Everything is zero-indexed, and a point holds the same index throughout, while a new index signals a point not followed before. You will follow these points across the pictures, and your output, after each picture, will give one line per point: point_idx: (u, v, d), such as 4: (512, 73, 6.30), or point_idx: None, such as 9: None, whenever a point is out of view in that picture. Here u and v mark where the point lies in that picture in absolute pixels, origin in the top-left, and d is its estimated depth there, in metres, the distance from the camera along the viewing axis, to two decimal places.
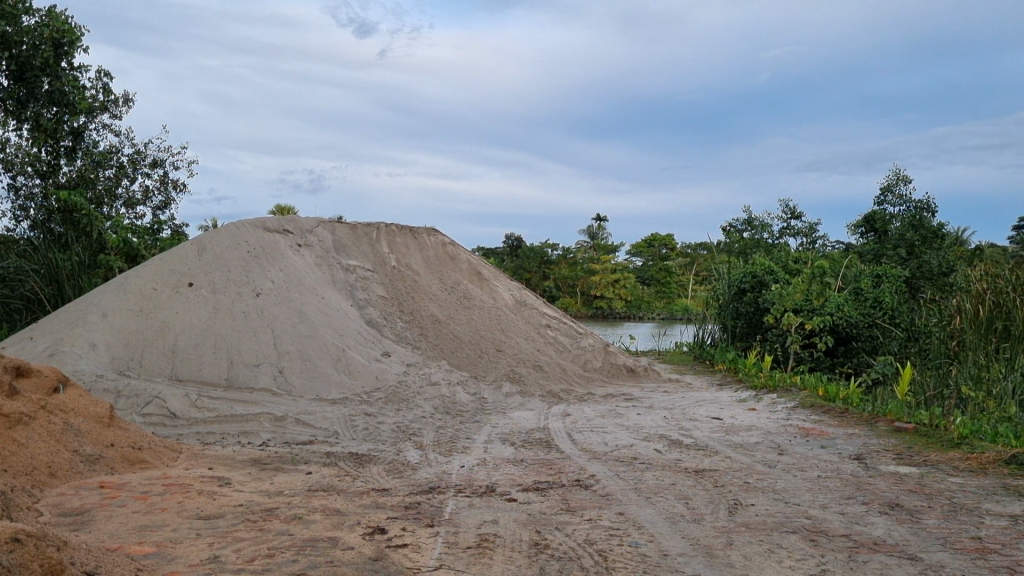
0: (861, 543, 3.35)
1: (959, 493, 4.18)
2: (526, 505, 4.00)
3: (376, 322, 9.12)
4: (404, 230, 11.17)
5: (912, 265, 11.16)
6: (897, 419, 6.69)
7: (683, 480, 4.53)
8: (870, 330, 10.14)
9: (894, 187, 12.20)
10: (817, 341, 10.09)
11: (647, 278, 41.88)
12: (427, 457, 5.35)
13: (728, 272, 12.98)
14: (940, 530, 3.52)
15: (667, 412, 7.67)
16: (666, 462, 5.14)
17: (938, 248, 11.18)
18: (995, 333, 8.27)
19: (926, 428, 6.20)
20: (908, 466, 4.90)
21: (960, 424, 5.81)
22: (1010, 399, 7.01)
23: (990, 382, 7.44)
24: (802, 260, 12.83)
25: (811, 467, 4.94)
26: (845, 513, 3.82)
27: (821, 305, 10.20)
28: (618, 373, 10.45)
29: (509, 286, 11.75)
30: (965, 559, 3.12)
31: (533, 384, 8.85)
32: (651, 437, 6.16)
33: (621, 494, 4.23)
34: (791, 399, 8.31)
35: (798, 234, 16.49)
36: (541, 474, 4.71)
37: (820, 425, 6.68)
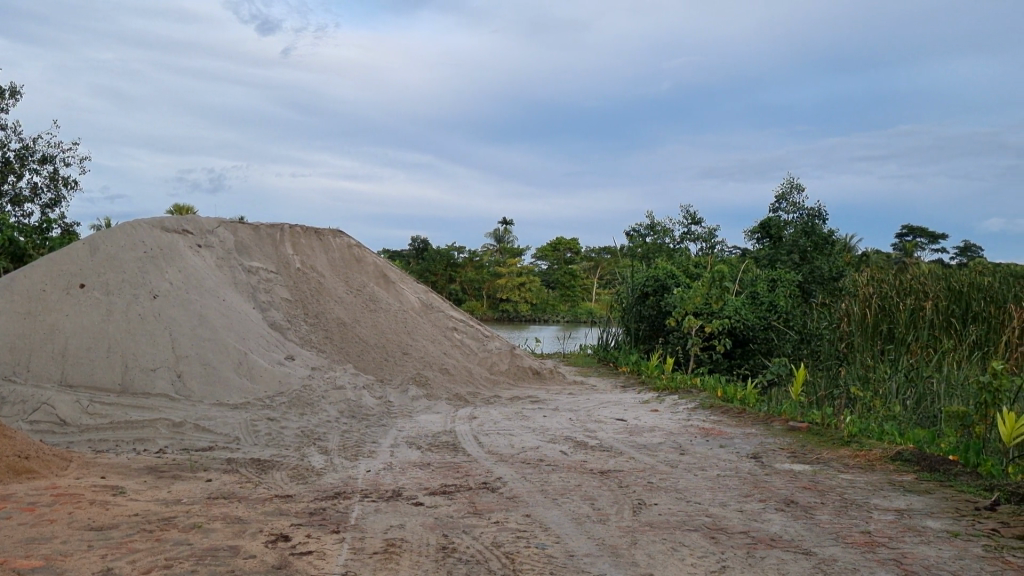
0: (758, 539, 3.47)
1: (849, 489, 4.36)
2: (433, 508, 3.99)
3: (279, 325, 8.94)
4: (308, 232, 10.99)
5: (805, 270, 11.62)
6: (791, 418, 6.96)
7: (588, 481, 4.60)
8: (766, 333, 10.49)
9: (788, 196, 12.65)
10: (716, 343, 10.41)
11: (552, 281, 42.30)
12: (332, 462, 5.27)
13: (631, 275, 13.24)
14: (832, 525, 3.67)
15: (572, 414, 7.77)
16: (571, 463, 5.21)
17: (828, 254, 11.67)
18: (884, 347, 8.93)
19: (818, 427, 6.46)
20: (802, 463, 5.09)
21: (849, 423, 6.08)
22: (895, 399, 7.37)
23: (876, 383, 7.86)
24: (702, 265, 13.18)
25: (711, 466, 5.08)
26: (743, 510, 3.94)
27: (720, 308, 10.51)
28: (524, 375, 10.52)
29: (415, 289, 11.69)
30: (856, 552, 3.26)
31: (439, 387, 8.82)
32: (557, 439, 6.23)
33: (527, 495, 4.26)
34: (691, 400, 8.54)
35: (698, 239, 16.94)
36: (449, 477, 4.71)
37: (719, 425, 6.89)
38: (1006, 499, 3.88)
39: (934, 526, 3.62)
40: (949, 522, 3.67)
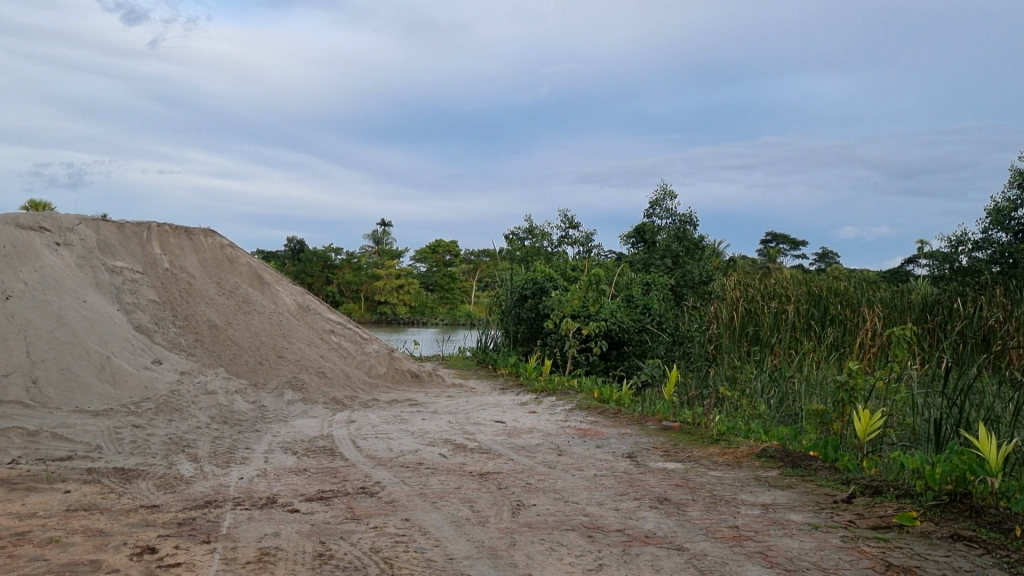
0: (633, 536, 3.55)
1: (719, 485, 4.52)
2: (309, 515, 3.90)
3: (146, 328, 8.56)
4: (178, 231, 10.57)
5: (677, 274, 11.97)
6: (664, 417, 7.17)
7: (467, 484, 4.60)
8: (640, 335, 10.74)
9: (661, 202, 13.04)
10: (592, 345, 10.61)
11: (431, 284, 42.22)
12: (202, 470, 5.08)
13: (510, 278, 13.34)
14: (702, 521, 3.80)
15: (451, 416, 7.77)
16: (450, 466, 5.20)
17: (699, 259, 12.08)
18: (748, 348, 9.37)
19: (689, 425, 6.68)
20: (674, 462, 5.25)
21: (719, 421, 6.31)
22: (760, 398, 7.69)
23: (744, 383, 8.19)
24: (579, 268, 13.41)
25: (587, 466, 5.17)
26: (619, 509, 4.03)
27: (596, 311, 10.70)
28: (402, 378, 10.44)
29: (291, 291, 11.42)
30: (725, 547, 3.38)
31: (315, 391, 8.64)
32: (436, 441, 6.21)
33: (406, 499, 4.23)
34: (569, 401, 8.68)
35: (575, 243, 17.25)
36: (325, 483, 4.62)
37: (595, 426, 7.03)
38: (861, 492, 4.11)
39: (796, 519, 3.80)
40: (809, 514, 3.86)
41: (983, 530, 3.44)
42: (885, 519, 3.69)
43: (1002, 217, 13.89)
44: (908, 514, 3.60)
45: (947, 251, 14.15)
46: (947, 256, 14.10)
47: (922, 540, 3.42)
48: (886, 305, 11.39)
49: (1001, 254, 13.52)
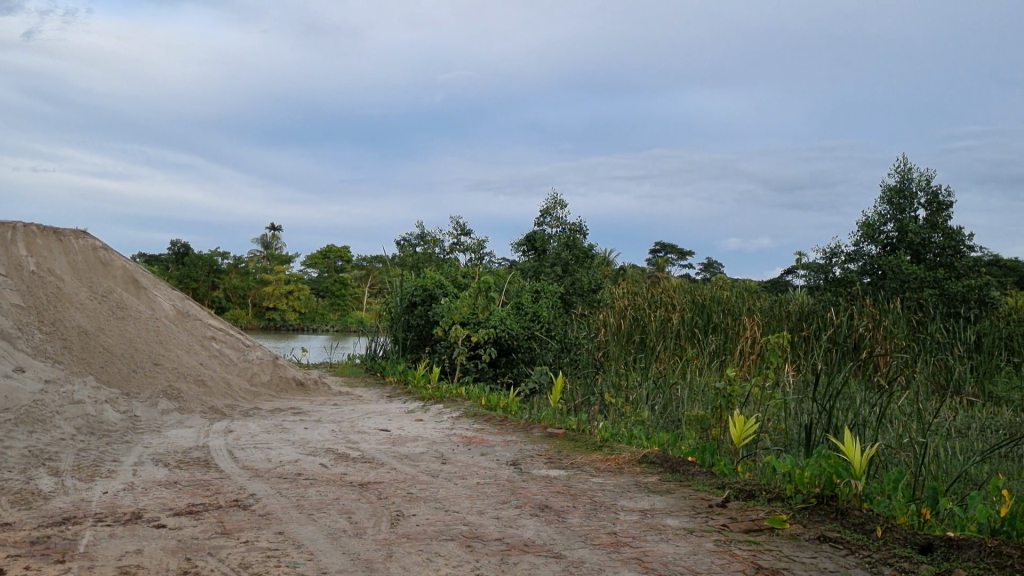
0: (512, 545, 3.53)
1: (599, 492, 4.56)
2: (176, 530, 3.72)
3: (7, 334, 8.06)
4: (46, 232, 10.03)
5: (567, 281, 12.07)
6: (549, 424, 7.20)
7: (347, 494, 4.50)
8: (529, 342, 10.74)
9: (551, 211, 13.17)
10: (481, 353, 10.57)
11: (322, 290, 41.57)
12: (63, 484, 4.80)
13: (400, 284, 13.20)
14: (582, 527, 3.81)
15: (335, 425, 7.61)
16: (330, 476, 5.07)
17: (588, 267, 12.21)
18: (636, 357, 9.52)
19: (574, 432, 6.74)
20: (557, 469, 5.27)
21: (602, 428, 6.39)
22: (644, 404, 7.81)
23: (628, 390, 8.31)
24: (470, 275, 13.40)
25: (470, 474, 5.14)
26: (499, 517, 4.01)
27: (486, 318, 10.68)
28: (287, 387, 10.17)
29: (169, 295, 10.99)
30: (602, 553, 3.40)
31: (193, 400, 8.31)
32: (317, 451, 6.06)
33: (281, 512, 4.09)
34: (456, 408, 8.64)
35: (466, 250, 17.25)
36: (196, 496, 4.43)
37: (481, 433, 7.01)
38: (735, 496, 4.22)
39: (673, 524, 3.86)
40: (685, 519, 3.93)
41: (847, 530, 3.57)
42: (756, 522, 3.79)
43: (873, 230, 14.59)
44: (779, 517, 3.70)
45: (822, 262, 14.76)
46: (822, 267, 14.72)
47: (791, 542, 3.53)
48: (765, 314, 11.82)
49: (871, 266, 14.19)
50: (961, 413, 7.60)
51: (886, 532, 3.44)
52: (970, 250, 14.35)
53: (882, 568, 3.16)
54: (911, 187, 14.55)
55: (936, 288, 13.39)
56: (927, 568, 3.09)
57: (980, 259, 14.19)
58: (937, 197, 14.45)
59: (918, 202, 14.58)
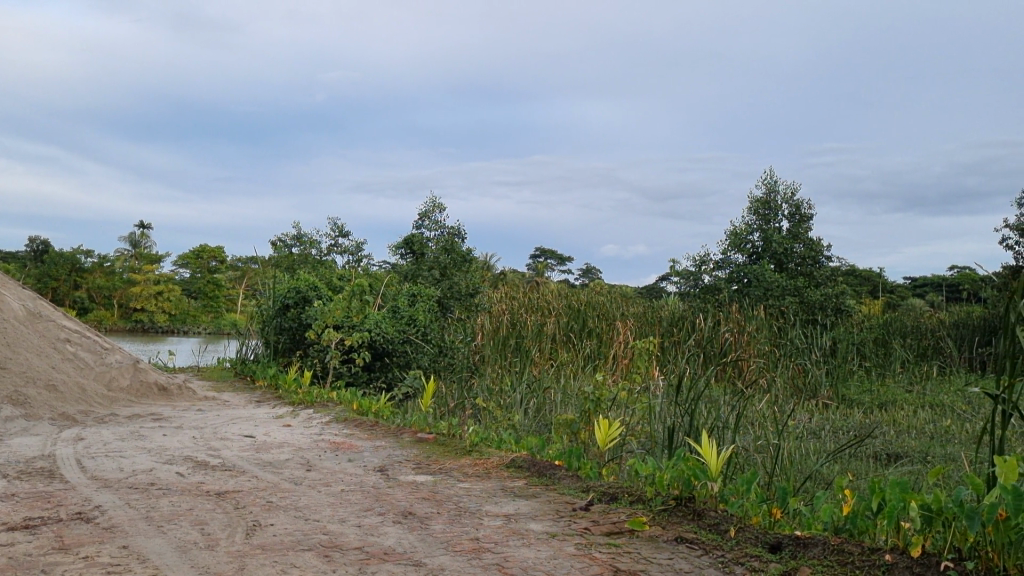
0: (371, 554, 3.45)
1: (464, 497, 4.53)
2: (8, 547, 3.47)
3: None
4: None
5: (444, 285, 11.95)
6: (420, 429, 7.12)
7: (201, 504, 4.30)
8: (405, 346, 10.55)
9: (430, 214, 13.08)
10: (355, 356, 10.34)
11: (194, 291, 40.16)
12: None
13: (273, 286, 12.81)
14: (444, 534, 3.77)
15: (196, 431, 7.30)
16: (186, 485, 4.85)
17: (466, 270, 12.13)
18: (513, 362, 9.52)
19: (444, 437, 6.68)
20: (424, 475, 5.21)
21: (472, 433, 6.36)
22: (518, 407, 7.80)
23: (502, 394, 8.29)
24: (346, 278, 13.14)
25: (335, 481, 5.02)
26: (361, 525, 3.91)
27: (361, 321, 10.47)
28: (148, 392, 9.71)
29: (20, 296, 10.33)
30: (463, 560, 3.36)
31: (41, 406, 7.81)
32: (174, 459, 5.79)
33: (128, 524, 3.87)
34: (326, 413, 8.44)
35: (344, 252, 16.94)
36: (35, 509, 4.14)
37: (350, 439, 6.86)
38: (598, 499, 4.27)
39: (536, 528, 3.86)
40: (548, 523, 3.93)
41: (702, 531, 3.65)
42: (617, 525, 3.83)
43: (740, 240, 15.14)
44: (639, 519, 3.75)
45: (693, 270, 15.22)
46: (693, 275, 15.17)
47: (649, 543, 3.58)
48: (638, 320, 12.10)
49: (738, 274, 14.72)
50: (816, 416, 7.97)
51: (739, 532, 3.54)
52: (828, 260, 15.11)
53: (733, 567, 3.24)
54: (775, 200, 15.20)
55: (797, 296, 14.05)
56: (775, 567, 3.18)
57: (837, 270, 14.97)
58: (799, 209, 15.16)
59: (782, 214, 15.25)
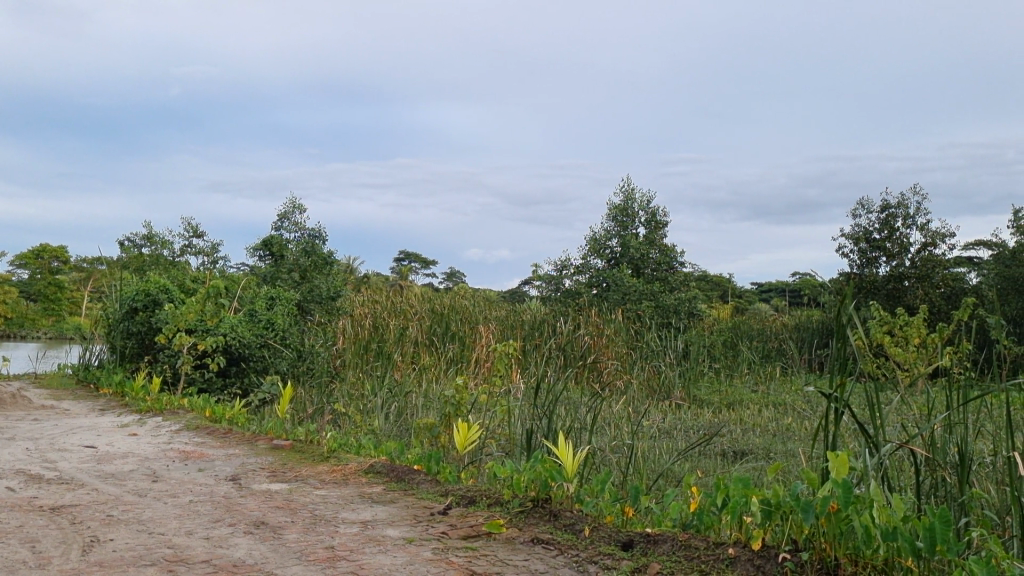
0: (219, 567, 3.32)
1: (320, 504, 4.43)
2: None
3: None
4: None
5: (303, 288, 11.62)
6: (276, 436, 6.92)
7: (34, 521, 4.03)
8: (261, 350, 10.20)
9: (290, 215, 12.77)
10: (209, 362, 9.92)
11: (33, 292, 37.75)
12: None
13: (120, 288, 12.15)
14: (298, 543, 3.67)
15: (31, 443, 6.84)
16: (17, 501, 4.53)
17: (327, 273, 11.85)
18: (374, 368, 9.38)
19: (301, 443, 6.52)
20: (279, 483, 5.06)
21: (330, 438, 6.23)
22: (378, 412, 7.69)
23: (361, 400, 8.16)
24: (200, 280, 12.63)
25: (183, 492, 4.80)
26: (209, 537, 3.76)
27: (215, 325, 10.05)
28: None
29: None
30: (316, 570, 3.28)
31: None
32: (4, 473, 5.40)
33: None
34: (176, 421, 8.09)
35: (199, 253, 16.31)
36: None
37: (201, 447, 6.59)
38: (457, 503, 4.26)
39: (392, 534, 3.81)
40: (405, 528, 3.89)
41: (558, 531, 3.70)
42: (474, 528, 3.84)
43: (599, 245, 15.50)
44: (496, 522, 3.77)
45: (554, 274, 15.47)
46: (554, 279, 15.43)
47: (505, 545, 3.60)
48: (501, 323, 12.18)
49: (597, 278, 15.05)
50: (669, 417, 8.27)
51: (593, 531, 3.61)
52: (681, 266, 15.71)
53: (587, 566, 3.30)
54: (632, 207, 15.65)
55: (653, 301, 14.55)
56: (627, 564, 3.26)
57: (689, 275, 15.55)
58: (655, 216, 15.68)
59: (638, 221, 15.73)
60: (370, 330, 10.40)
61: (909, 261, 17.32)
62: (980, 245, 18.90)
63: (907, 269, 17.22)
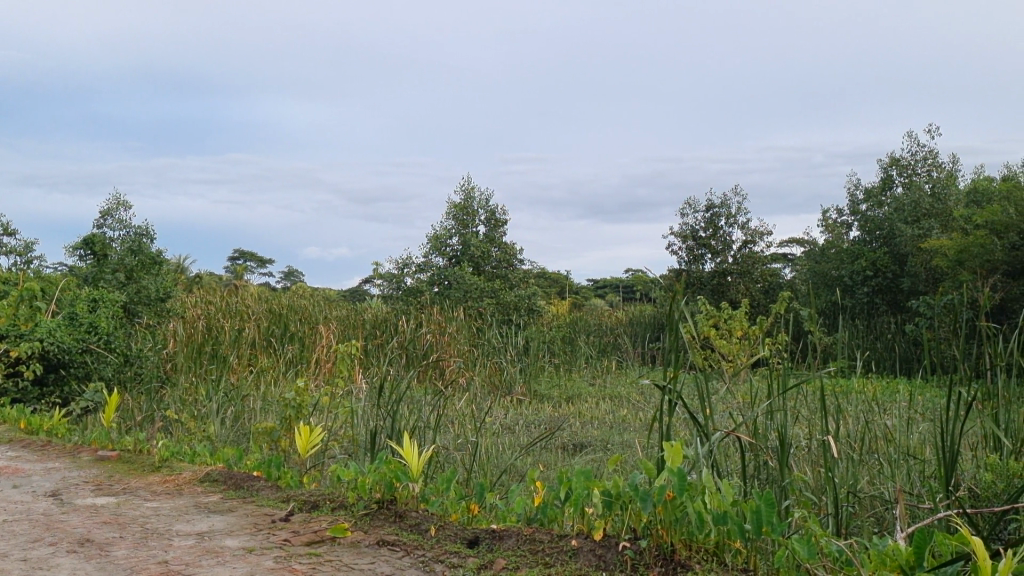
0: None
1: (152, 518, 4.21)
2: None
3: None
4: None
5: (130, 289, 10.80)
6: (101, 446, 6.51)
7: None
8: (83, 356, 9.48)
9: (114, 212, 12.03)
10: (23, 370, 9.17)
11: None
12: None
13: None
14: (127, 559, 3.47)
15: None
16: None
17: (156, 274, 11.09)
18: (209, 371, 8.99)
19: (129, 453, 6.17)
20: (105, 496, 4.78)
21: (162, 446, 5.94)
22: (213, 417, 7.39)
23: (195, 405, 7.83)
24: (13, 281, 11.70)
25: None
26: (27, 559, 3.49)
27: (30, 330, 9.36)
28: None
29: None
30: None
31: None
32: None
33: None
34: None
35: (11, 253, 15.12)
36: None
37: (16, 462, 6.12)
38: (299, 508, 4.16)
39: (231, 544, 3.67)
40: (245, 538, 3.76)
41: (403, 532, 3.68)
42: (318, 533, 3.76)
43: (440, 243, 15.51)
44: (340, 526, 3.71)
45: (395, 273, 15.38)
46: (395, 277, 15.34)
47: (350, 550, 3.54)
48: (341, 322, 11.99)
49: (438, 276, 15.06)
50: (511, 413, 8.42)
51: (439, 530, 3.62)
52: (521, 264, 15.99)
53: (434, 565, 3.30)
54: (472, 206, 15.77)
55: (493, 297, 14.78)
56: (473, 561, 3.28)
57: (529, 272, 15.84)
58: (494, 214, 15.87)
59: (478, 219, 15.87)
60: (203, 333, 9.96)
61: (732, 258, 18.34)
62: (794, 243, 20.27)
63: (730, 265, 18.23)
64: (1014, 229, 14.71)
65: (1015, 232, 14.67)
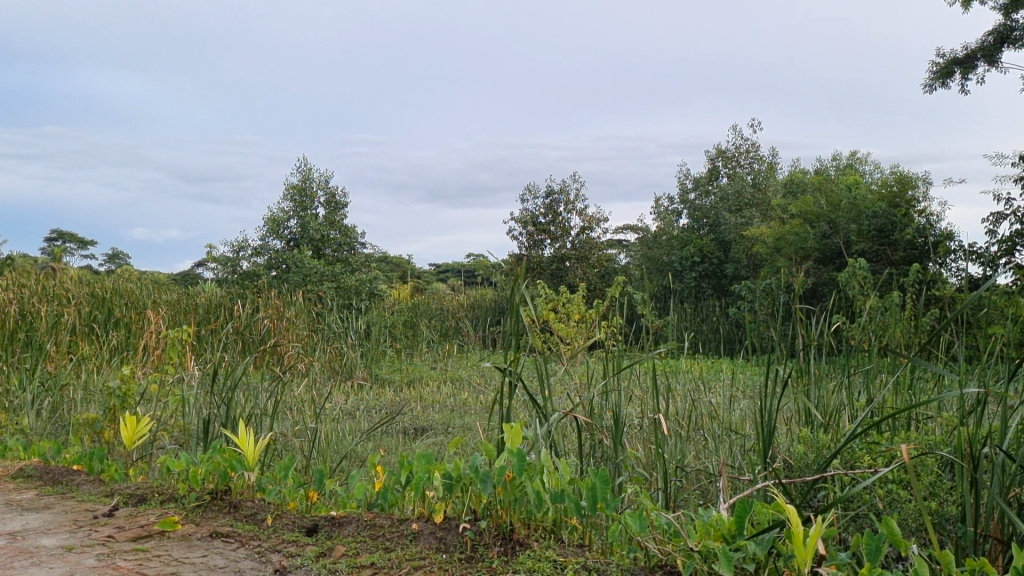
0: None
1: None
2: None
3: None
4: None
5: None
6: None
7: None
8: None
9: None
10: None
11: None
12: None
13: None
14: None
15: None
16: None
17: None
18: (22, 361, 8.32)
19: None
20: None
21: None
22: (27, 408, 6.89)
23: (7, 397, 7.28)
24: None
25: None
26: None
27: None
28: None
29: None
30: None
31: None
32: None
33: None
34: None
35: None
36: None
37: None
38: (124, 503, 3.95)
39: (47, 544, 3.44)
40: (63, 536, 3.54)
41: (238, 523, 3.57)
42: (145, 528, 3.58)
43: (278, 226, 15.08)
44: (169, 518, 3.54)
45: (230, 256, 14.85)
46: (230, 261, 14.82)
47: (181, 543, 3.40)
48: (171, 307, 11.44)
49: (276, 260, 14.67)
50: (352, 398, 8.32)
51: (276, 519, 3.53)
52: (362, 247, 15.75)
53: (270, 555, 3.21)
54: (312, 187, 15.40)
55: (334, 281, 14.55)
56: (311, 549, 3.22)
57: (370, 256, 15.64)
58: (334, 197, 15.55)
59: (317, 202, 15.50)
60: (15, 321, 9.19)
61: (570, 243, 18.80)
62: (628, 229, 21.03)
63: (568, 250, 18.71)
64: (824, 219, 15.83)
65: (825, 222, 15.79)
